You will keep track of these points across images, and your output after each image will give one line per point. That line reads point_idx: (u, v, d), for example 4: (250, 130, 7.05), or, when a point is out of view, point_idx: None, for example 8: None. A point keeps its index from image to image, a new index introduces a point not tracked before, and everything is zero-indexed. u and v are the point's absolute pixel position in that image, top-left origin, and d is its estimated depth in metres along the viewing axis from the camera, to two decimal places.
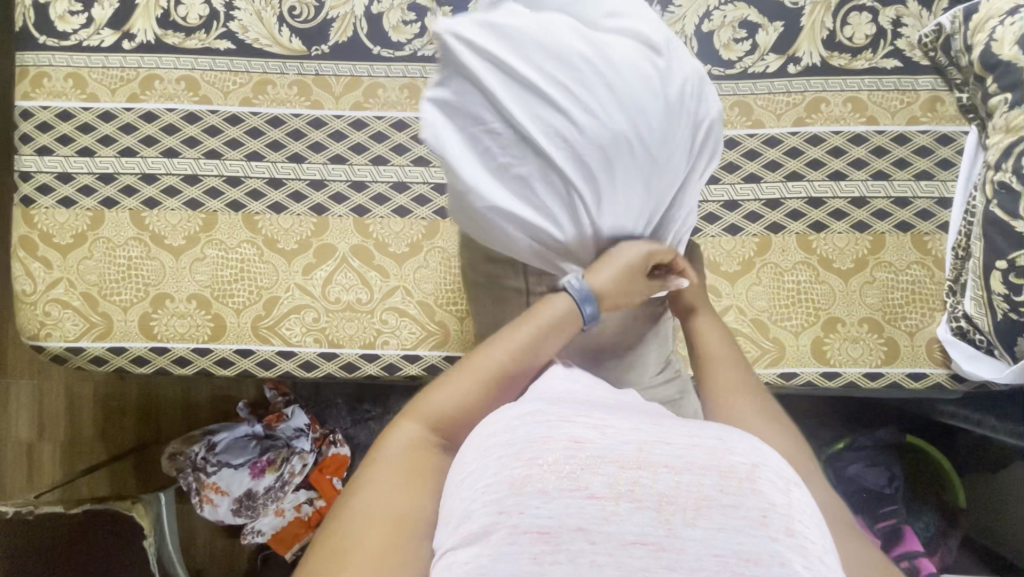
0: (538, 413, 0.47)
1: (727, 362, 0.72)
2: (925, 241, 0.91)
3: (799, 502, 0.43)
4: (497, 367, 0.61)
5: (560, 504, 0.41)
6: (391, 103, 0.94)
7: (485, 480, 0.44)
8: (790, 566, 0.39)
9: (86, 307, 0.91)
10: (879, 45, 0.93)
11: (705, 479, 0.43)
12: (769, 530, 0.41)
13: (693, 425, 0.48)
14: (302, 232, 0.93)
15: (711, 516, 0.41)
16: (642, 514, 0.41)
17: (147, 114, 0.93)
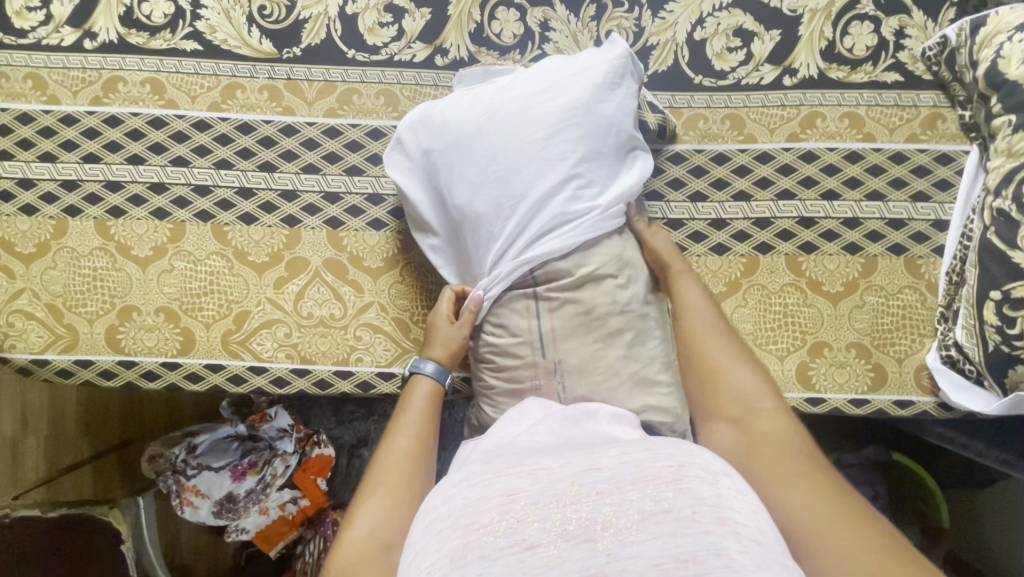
0: (471, 476, 0.50)
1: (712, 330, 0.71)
2: (918, 265, 0.88)
3: (727, 492, 0.44)
4: (408, 460, 0.63)
5: (502, 564, 0.40)
6: (366, 110, 0.89)
7: (429, 558, 0.43)
8: (726, 554, 0.38)
9: (50, 319, 0.88)
10: (879, 57, 0.88)
11: (636, 494, 0.43)
12: (700, 524, 0.40)
13: (624, 446, 0.49)
14: (273, 244, 0.89)
15: (647, 527, 0.41)
16: (580, 549, 0.40)
17: (111, 118, 0.88)
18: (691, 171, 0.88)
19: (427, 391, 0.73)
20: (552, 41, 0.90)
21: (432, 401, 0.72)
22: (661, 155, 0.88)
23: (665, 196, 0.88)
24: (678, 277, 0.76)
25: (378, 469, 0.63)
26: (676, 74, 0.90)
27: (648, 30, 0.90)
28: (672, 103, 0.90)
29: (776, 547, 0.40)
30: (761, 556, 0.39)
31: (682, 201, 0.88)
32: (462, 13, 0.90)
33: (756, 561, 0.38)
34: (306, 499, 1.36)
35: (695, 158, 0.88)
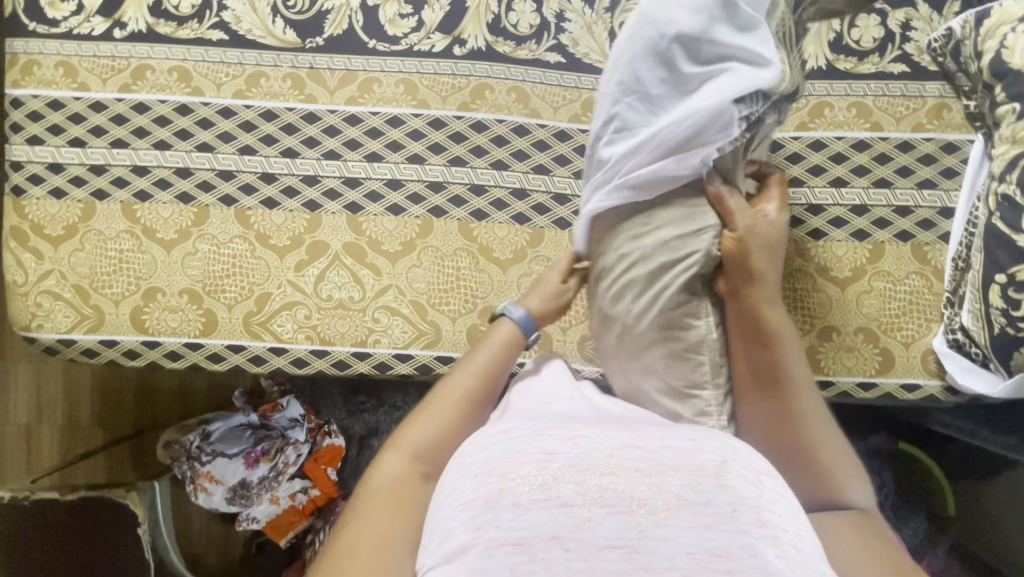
0: (513, 430, 0.53)
1: (809, 390, 0.63)
2: (925, 251, 0.90)
3: (768, 493, 0.47)
4: (466, 394, 0.67)
5: (535, 515, 0.44)
6: (386, 99, 0.92)
7: (464, 498, 0.48)
8: (763, 556, 0.42)
9: (77, 299, 0.90)
10: (886, 49, 0.90)
11: (676, 480, 0.47)
12: (739, 523, 0.44)
13: (664, 432, 0.53)
14: (294, 228, 0.92)
15: (683, 514, 0.45)
16: (615, 518, 0.44)
17: (139, 105, 0.91)
18: None
19: (506, 334, 0.72)
20: (567, 32, 0.93)
21: (508, 350, 0.71)
22: None
23: None
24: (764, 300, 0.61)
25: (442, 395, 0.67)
26: None
27: None
28: None
29: (814, 555, 0.43)
30: (798, 562, 0.42)
31: None
32: (479, 4, 0.93)
33: (790, 565, 0.42)
34: (317, 488, 1.39)
35: None
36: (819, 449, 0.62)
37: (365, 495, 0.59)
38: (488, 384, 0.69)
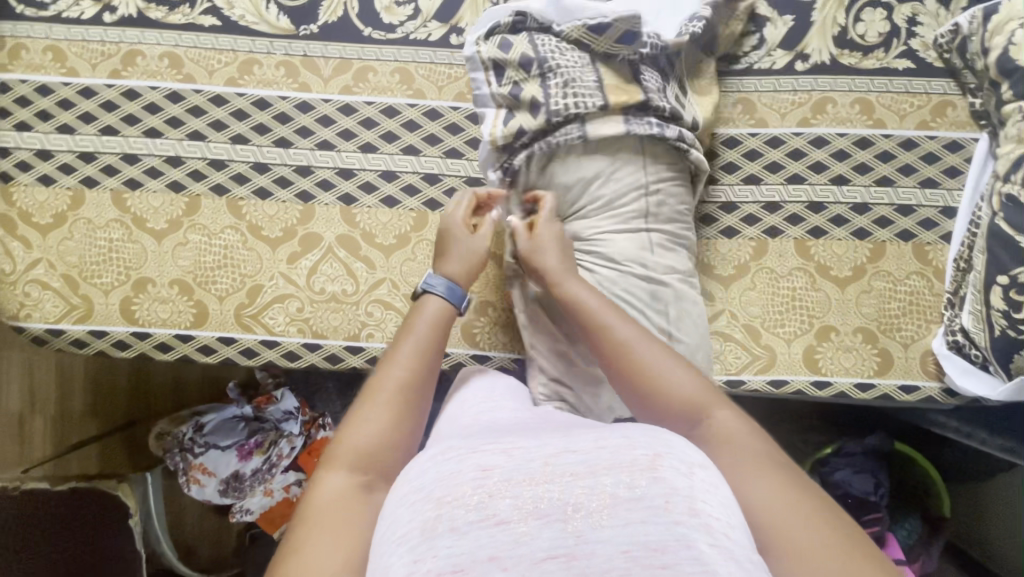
0: (450, 450, 0.46)
1: (624, 332, 0.65)
2: (926, 251, 0.89)
3: (702, 483, 0.42)
4: (400, 385, 0.62)
5: (470, 540, 0.39)
6: (381, 88, 0.90)
7: (400, 530, 0.41)
8: (697, 548, 0.37)
9: (66, 289, 0.89)
10: (892, 44, 0.88)
11: (608, 479, 0.42)
12: (672, 514, 0.39)
13: (601, 429, 0.47)
14: (287, 219, 0.90)
15: (617, 513, 0.40)
16: (550, 529, 0.39)
17: (129, 91, 0.89)
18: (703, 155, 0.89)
19: (433, 311, 0.70)
20: None
21: (437, 329, 0.69)
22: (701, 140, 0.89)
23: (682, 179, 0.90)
24: (564, 284, 0.70)
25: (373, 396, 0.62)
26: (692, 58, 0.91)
27: None
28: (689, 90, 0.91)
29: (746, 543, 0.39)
30: (740, 556, 0.38)
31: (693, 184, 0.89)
32: None
33: (728, 558, 0.37)
34: None
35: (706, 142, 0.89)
36: (688, 411, 0.58)
37: (300, 516, 0.51)
38: (422, 371, 0.64)
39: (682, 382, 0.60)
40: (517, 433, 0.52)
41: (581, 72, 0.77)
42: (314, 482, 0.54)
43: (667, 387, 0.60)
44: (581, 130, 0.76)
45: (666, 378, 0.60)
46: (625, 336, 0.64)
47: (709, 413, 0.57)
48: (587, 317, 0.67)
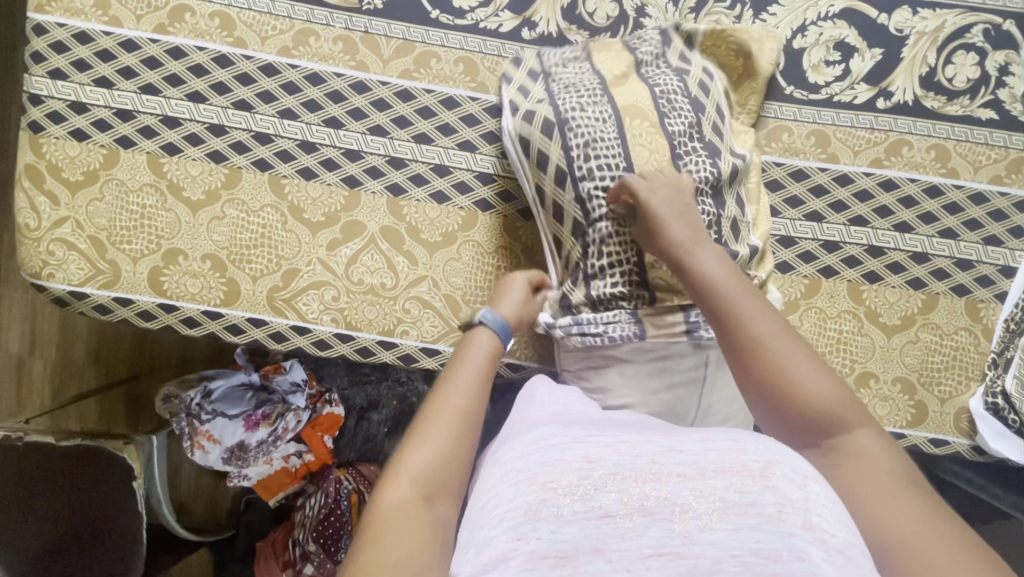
0: (552, 438, 0.55)
1: (753, 307, 0.61)
2: (978, 308, 0.87)
3: (815, 496, 0.47)
4: (465, 408, 0.62)
5: (575, 527, 0.46)
6: (443, 77, 0.85)
7: (504, 506, 0.49)
8: (811, 559, 0.42)
9: (93, 252, 0.85)
10: (979, 92, 0.85)
11: (717, 484, 0.48)
12: (786, 525, 0.44)
13: (705, 432, 0.54)
14: (330, 203, 0.86)
15: (727, 518, 0.46)
16: (657, 527, 0.46)
17: (174, 49, 0.84)
18: (768, 184, 0.86)
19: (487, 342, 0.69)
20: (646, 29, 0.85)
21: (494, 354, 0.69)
22: (783, 169, 0.86)
23: (780, 213, 0.86)
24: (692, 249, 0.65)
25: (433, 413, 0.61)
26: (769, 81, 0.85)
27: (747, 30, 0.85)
28: (775, 115, 0.86)
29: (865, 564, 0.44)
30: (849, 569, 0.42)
31: None
32: None
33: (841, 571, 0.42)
34: (311, 454, 1.39)
35: (774, 171, 0.86)
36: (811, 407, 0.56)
37: (366, 527, 0.52)
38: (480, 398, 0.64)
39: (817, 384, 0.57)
40: (624, 430, 0.58)
41: (597, 111, 0.73)
42: (380, 493, 0.55)
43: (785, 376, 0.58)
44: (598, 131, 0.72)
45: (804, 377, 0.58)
46: (754, 319, 0.60)
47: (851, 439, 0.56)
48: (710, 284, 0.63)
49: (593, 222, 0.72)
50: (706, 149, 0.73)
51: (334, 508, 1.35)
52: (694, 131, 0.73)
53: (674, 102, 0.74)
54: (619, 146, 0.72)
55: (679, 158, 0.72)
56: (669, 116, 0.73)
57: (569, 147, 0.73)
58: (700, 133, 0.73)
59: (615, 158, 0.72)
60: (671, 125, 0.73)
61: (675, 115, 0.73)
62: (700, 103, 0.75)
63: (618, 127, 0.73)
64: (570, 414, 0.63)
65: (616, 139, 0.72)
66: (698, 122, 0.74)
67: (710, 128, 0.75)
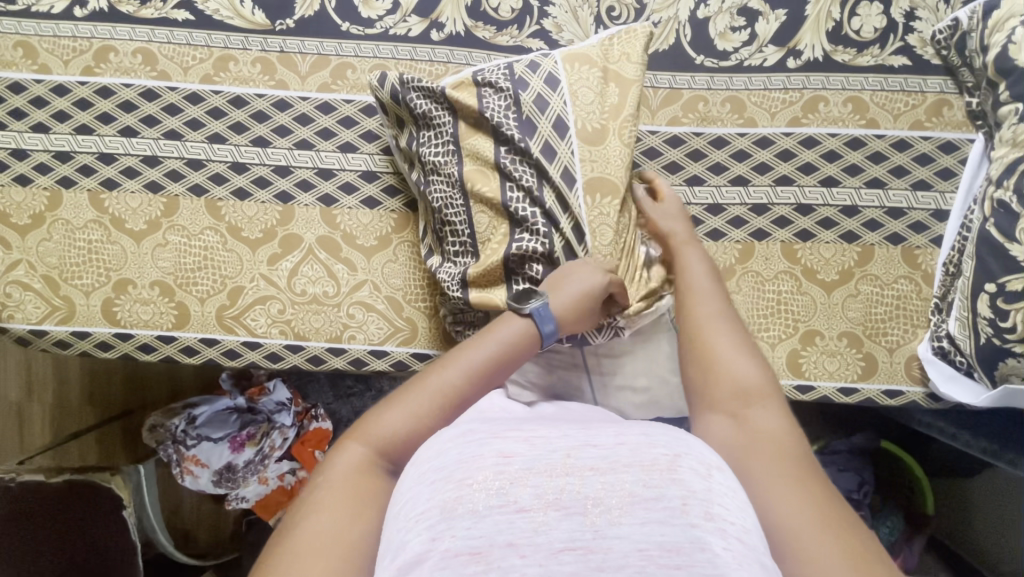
0: (471, 433, 0.54)
1: (709, 297, 0.70)
2: (916, 255, 0.87)
3: (720, 487, 0.47)
4: (445, 390, 0.62)
5: (489, 523, 0.44)
6: (361, 86, 0.88)
7: (420, 507, 0.48)
8: (710, 549, 0.41)
9: (46, 290, 0.89)
10: (888, 40, 0.85)
11: (628, 476, 0.47)
12: (689, 517, 0.44)
13: (621, 427, 0.53)
14: (267, 220, 0.89)
15: (635, 512, 0.44)
16: (569, 522, 0.44)
17: (102, 89, 0.87)
18: (689, 155, 0.86)
19: (514, 332, 0.67)
20: (550, 16, 0.87)
21: (513, 344, 0.67)
22: (703, 138, 0.86)
23: (706, 180, 0.87)
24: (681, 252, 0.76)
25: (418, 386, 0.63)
26: (677, 54, 0.87)
27: (651, 7, 0.86)
28: (687, 86, 0.87)
29: (761, 546, 0.43)
30: (747, 557, 0.42)
31: (678, 184, 0.87)
32: None
33: (739, 559, 0.42)
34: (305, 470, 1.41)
35: (694, 141, 0.87)
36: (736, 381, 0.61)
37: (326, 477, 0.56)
38: (465, 381, 0.63)
39: (746, 365, 0.63)
40: (539, 425, 0.57)
41: (433, 103, 0.77)
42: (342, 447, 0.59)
43: (718, 353, 0.64)
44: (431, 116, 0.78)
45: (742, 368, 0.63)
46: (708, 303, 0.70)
47: (759, 396, 0.60)
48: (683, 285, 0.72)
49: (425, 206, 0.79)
50: (542, 149, 0.75)
51: None
52: (527, 135, 0.75)
53: (514, 128, 0.75)
54: (445, 131, 0.77)
55: (505, 185, 0.74)
56: (504, 140, 0.75)
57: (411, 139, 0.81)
58: (538, 135, 0.75)
59: (449, 148, 0.77)
60: (500, 151, 0.75)
61: (508, 123, 0.75)
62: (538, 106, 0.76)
63: (450, 117, 0.77)
64: (494, 414, 0.62)
65: (444, 130, 0.77)
66: (531, 128, 0.76)
67: (546, 128, 0.76)
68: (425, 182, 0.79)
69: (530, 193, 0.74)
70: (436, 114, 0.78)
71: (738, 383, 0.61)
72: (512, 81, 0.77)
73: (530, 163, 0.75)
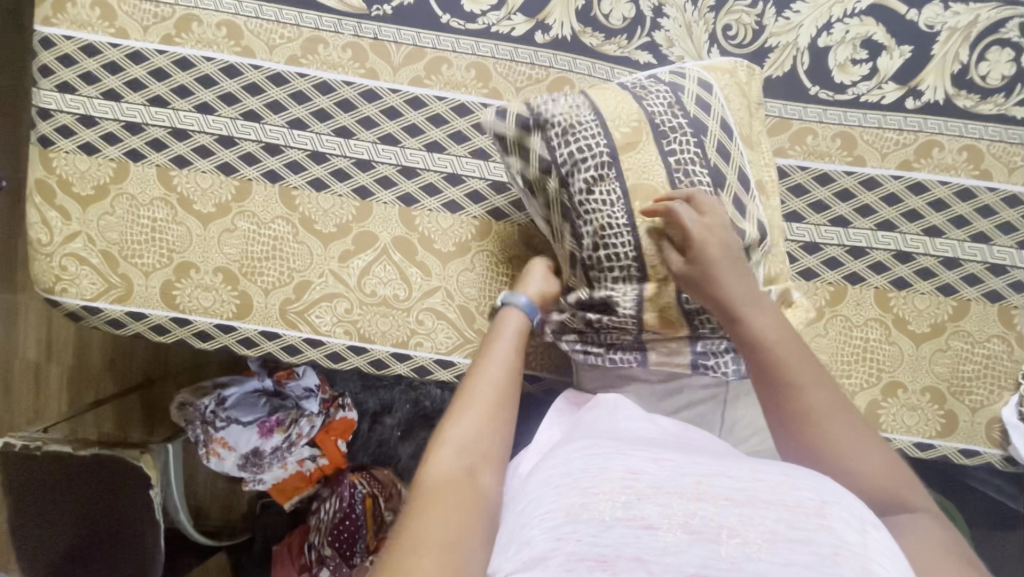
0: (595, 447, 0.53)
1: (806, 376, 0.63)
2: (1012, 315, 0.84)
3: (874, 543, 0.44)
4: (501, 388, 0.66)
5: (616, 533, 0.44)
6: (455, 83, 0.83)
7: (544, 507, 0.48)
8: None
9: (105, 266, 0.85)
10: (1014, 89, 0.81)
11: (770, 514, 0.44)
12: (840, 567, 0.41)
13: (756, 464, 0.51)
14: (342, 214, 0.85)
15: (778, 550, 0.42)
16: (701, 547, 0.42)
17: (182, 60, 0.82)
18: (791, 189, 0.83)
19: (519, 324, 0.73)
20: (663, 29, 0.82)
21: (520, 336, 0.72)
22: (808, 173, 0.83)
23: (805, 218, 0.83)
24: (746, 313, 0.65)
25: (473, 388, 0.66)
26: (791, 82, 0.82)
27: (769, 30, 0.82)
28: (798, 117, 0.83)
29: None
30: None
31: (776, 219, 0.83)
32: None
33: None
34: (325, 458, 1.38)
35: (798, 175, 0.83)
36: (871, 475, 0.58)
37: (416, 499, 0.55)
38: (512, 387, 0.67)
39: (864, 455, 0.59)
40: (668, 449, 0.55)
41: (575, 112, 0.70)
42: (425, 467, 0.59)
43: (839, 447, 0.60)
44: (592, 135, 0.69)
45: (851, 444, 0.60)
46: (811, 390, 0.62)
47: (890, 486, 0.58)
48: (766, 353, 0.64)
49: (582, 231, 0.70)
50: (717, 157, 0.70)
51: (348, 513, 1.34)
52: (695, 142, 0.70)
53: (679, 139, 0.70)
54: (601, 145, 0.69)
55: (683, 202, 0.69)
56: (673, 151, 0.69)
57: (551, 156, 0.71)
58: (709, 141, 0.70)
59: (602, 160, 0.69)
60: (670, 164, 0.69)
61: (673, 128, 0.70)
62: (698, 108, 0.71)
63: (604, 131, 0.69)
64: (613, 432, 0.61)
65: (601, 143, 0.69)
66: (699, 133, 0.70)
67: (711, 131, 0.71)
68: (580, 202, 0.70)
69: None
70: (593, 127, 0.70)
71: (870, 484, 0.58)
72: (660, 85, 0.72)
73: (704, 173, 0.70)
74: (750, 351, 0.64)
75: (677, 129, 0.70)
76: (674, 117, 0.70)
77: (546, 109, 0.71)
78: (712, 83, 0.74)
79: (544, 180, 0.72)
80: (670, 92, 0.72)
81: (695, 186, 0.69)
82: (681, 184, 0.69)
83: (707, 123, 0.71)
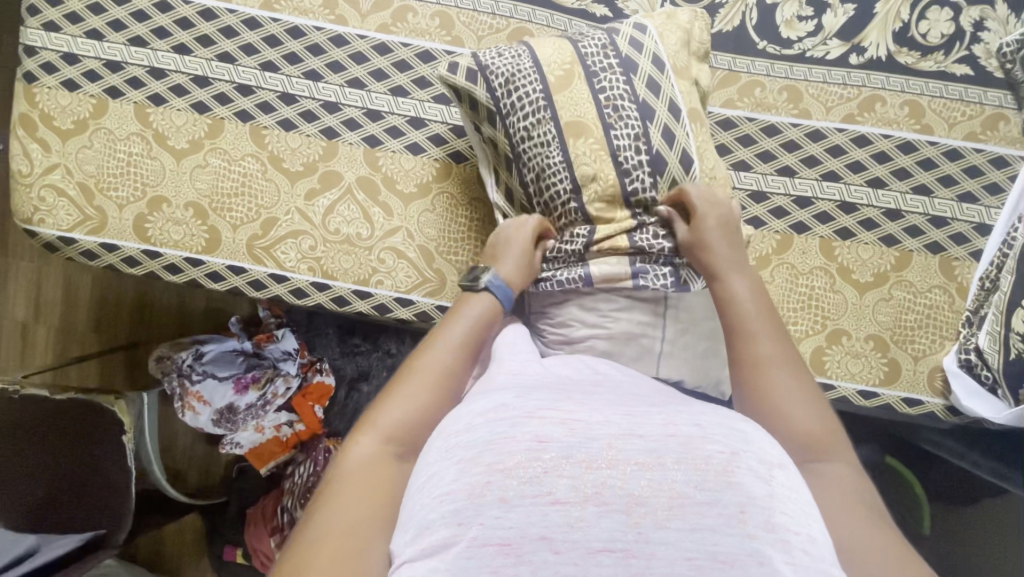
0: (504, 409, 0.45)
1: (773, 338, 0.63)
2: (953, 266, 0.87)
3: (782, 491, 0.41)
4: (443, 373, 0.61)
5: (522, 514, 0.40)
6: (420, 31, 0.87)
7: (444, 486, 0.42)
8: (770, 564, 0.38)
9: (81, 198, 0.88)
10: (952, 47, 0.85)
11: (680, 475, 0.41)
12: (748, 528, 0.39)
13: (667, 413, 0.46)
14: (309, 153, 0.89)
15: (686, 515, 0.40)
16: (610, 519, 0.40)
17: (162, 3, 0.87)
18: (739, 139, 0.86)
19: (482, 308, 0.68)
20: None
21: (480, 322, 0.66)
22: (756, 124, 0.86)
23: (753, 167, 0.86)
24: (726, 275, 0.68)
25: (415, 369, 0.61)
26: (740, 36, 0.86)
27: None
28: (746, 70, 0.86)
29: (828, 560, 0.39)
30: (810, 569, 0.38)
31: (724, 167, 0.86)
32: None
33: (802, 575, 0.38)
34: (302, 423, 1.39)
35: (745, 126, 0.86)
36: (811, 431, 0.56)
37: (330, 480, 0.53)
38: (457, 372, 0.62)
39: (810, 414, 0.57)
40: (573, 391, 0.51)
41: (517, 63, 0.75)
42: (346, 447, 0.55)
43: (781, 398, 0.58)
44: (535, 88, 0.73)
45: (800, 406, 0.58)
46: (769, 344, 0.62)
47: (831, 451, 0.55)
48: (732, 310, 0.66)
49: (525, 177, 0.75)
50: (642, 90, 0.74)
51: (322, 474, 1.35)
52: (623, 79, 0.74)
53: (609, 78, 0.74)
54: (535, 88, 0.73)
55: (609, 134, 0.72)
56: (602, 88, 0.73)
57: (497, 109, 0.76)
58: (638, 77, 0.74)
59: (539, 105, 0.73)
60: (599, 100, 0.73)
61: (603, 68, 0.74)
62: (630, 50, 0.76)
63: (541, 79, 0.74)
64: (525, 373, 0.55)
65: (535, 87, 0.73)
66: (626, 70, 0.74)
67: (641, 70, 0.75)
68: (523, 150, 0.74)
69: (637, 138, 0.72)
70: (524, 74, 0.74)
71: (806, 433, 0.56)
72: (601, 33, 0.78)
73: (633, 106, 0.73)
74: (722, 304, 0.67)
75: (603, 68, 0.74)
76: (603, 59, 0.75)
77: (490, 61, 0.75)
78: (653, 30, 0.78)
79: (491, 135, 0.78)
80: (606, 38, 0.77)
81: (617, 117, 0.72)
82: (604, 116, 0.72)
83: (634, 63, 0.75)
